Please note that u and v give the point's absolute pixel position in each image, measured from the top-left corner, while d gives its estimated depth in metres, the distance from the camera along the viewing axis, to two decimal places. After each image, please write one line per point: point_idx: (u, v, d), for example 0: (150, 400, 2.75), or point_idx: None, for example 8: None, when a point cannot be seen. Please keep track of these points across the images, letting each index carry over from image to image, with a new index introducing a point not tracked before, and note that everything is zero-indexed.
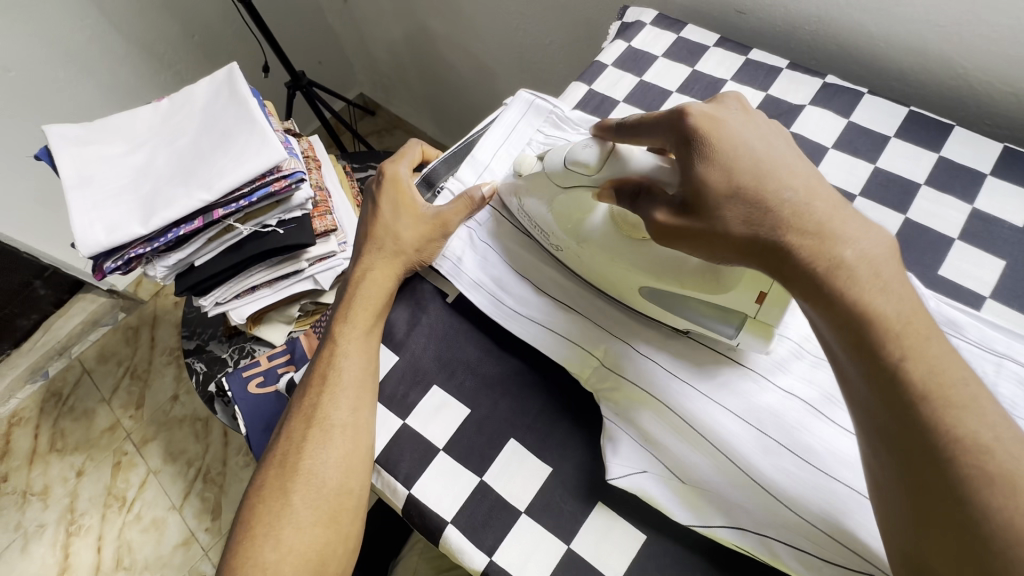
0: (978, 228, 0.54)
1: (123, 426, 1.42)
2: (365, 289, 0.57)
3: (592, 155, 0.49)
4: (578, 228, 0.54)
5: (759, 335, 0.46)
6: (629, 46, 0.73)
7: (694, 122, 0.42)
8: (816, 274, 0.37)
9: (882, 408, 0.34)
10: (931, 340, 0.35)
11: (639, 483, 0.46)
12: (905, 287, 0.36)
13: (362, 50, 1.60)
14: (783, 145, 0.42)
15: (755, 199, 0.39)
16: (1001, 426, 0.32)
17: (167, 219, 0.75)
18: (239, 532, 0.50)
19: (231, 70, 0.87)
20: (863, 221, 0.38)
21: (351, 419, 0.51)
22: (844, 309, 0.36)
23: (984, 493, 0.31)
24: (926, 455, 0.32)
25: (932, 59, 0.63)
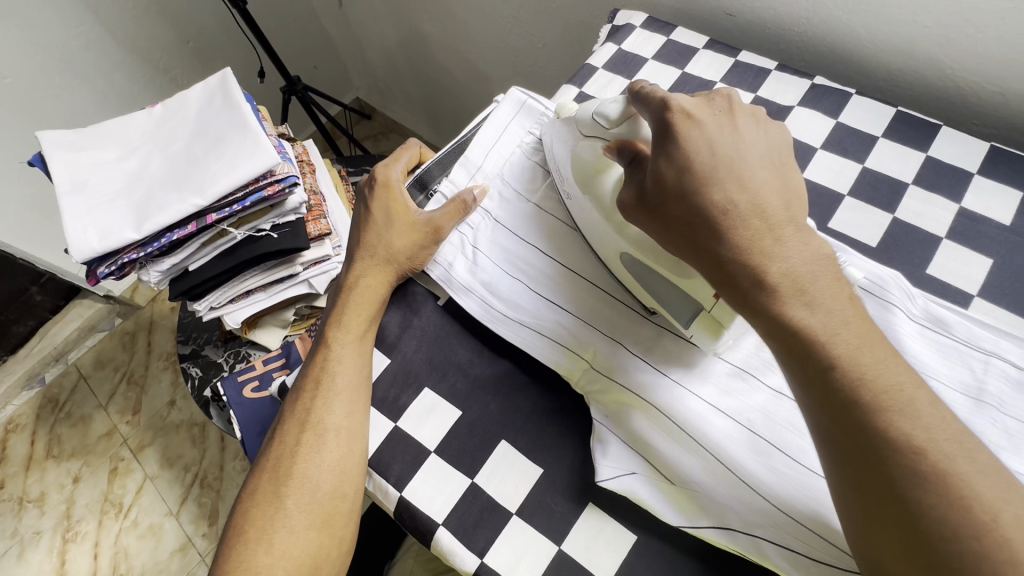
0: (965, 227, 0.55)
1: (119, 432, 1.42)
2: (359, 294, 0.57)
3: (616, 112, 0.50)
4: (592, 182, 0.54)
5: (709, 330, 0.48)
6: (620, 48, 0.73)
7: (666, 120, 0.43)
8: (742, 286, 0.39)
9: (820, 413, 0.35)
10: (864, 348, 0.35)
11: (628, 484, 0.46)
12: (836, 300, 0.37)
13: (357, 55, 1.61)
14: (746, 152, 0.42)
15: (697, 209, 0.41)
16: (936, 427, 0.33)
17: (160, 223, 0.75)
18: (231, 536, 0.50)
19: (224, 75, 0.87)
20: (803, 238, 0.39)
21: (346, 423, 0.51)
22: (774, 326, 0.38)
23: (916, 493, 0.31)
24: (864, 455, 0.33)
25: (919, 60, 0.63)
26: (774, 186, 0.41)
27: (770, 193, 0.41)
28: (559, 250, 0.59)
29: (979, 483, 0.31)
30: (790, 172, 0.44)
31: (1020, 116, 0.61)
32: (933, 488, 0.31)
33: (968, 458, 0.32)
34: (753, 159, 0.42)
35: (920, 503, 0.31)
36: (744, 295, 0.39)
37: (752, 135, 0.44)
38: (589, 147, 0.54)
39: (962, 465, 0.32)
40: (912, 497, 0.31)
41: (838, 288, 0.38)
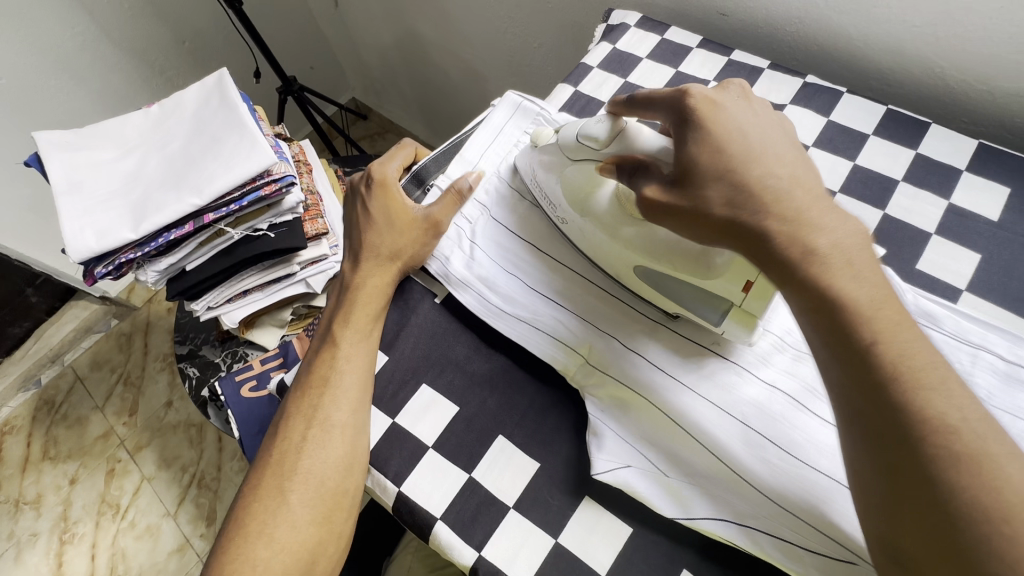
0: (953, 223, 0.56)
1: (116, 434, 1.42)
2: (365, 292, 0.58)
3: (603, 132, 0.52)
4: (586, 203, 0.55)
5: (744, 325, 0.47)
6: (614, 48, 0.74)
7: (692, 105, 0.44)
8: (791, 262, 0.38)
9: (856, 391, 0.35)
10: (902, 326, 0.36)
11: (623, 477, 0.46)
12: (875, 275, 0.38)
13: (353, 55, 1.61)
14: (771, 135, 0.43)
15: (736, 188, 0.40)
16: (968, 407, 0.33)
17: (157, 223, 0.76)
18: (232, 528, 0.50)
19: (220, 76, 0.87)
20: (840, 213, 0.40)
21: (350, 421, 0.52)
22: (816, 299, 0.37)
23: (951, 474, 0.31)
24: (900, 434, 0.33)
25: (908, 58, 0.64)
26: (803, 163, 0.42)
27: (803, 170, 0.42)
28: (556, 248, 0.60)
29: (1008, 466, 0.31)
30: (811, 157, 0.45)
31: (1007, 113, 0.62)
32: (966, 469, 0.31)
33: (998, 437, 0.32)
34: (778, 140, 0.43)
35: (950, 483, 0.31)
36: (787, 272, 0.39)
37: (773, 119, 0.45)
38: (578, 171, 0.56)
39: (993, 444, 0.32)
40: (941, 477, 0.32)
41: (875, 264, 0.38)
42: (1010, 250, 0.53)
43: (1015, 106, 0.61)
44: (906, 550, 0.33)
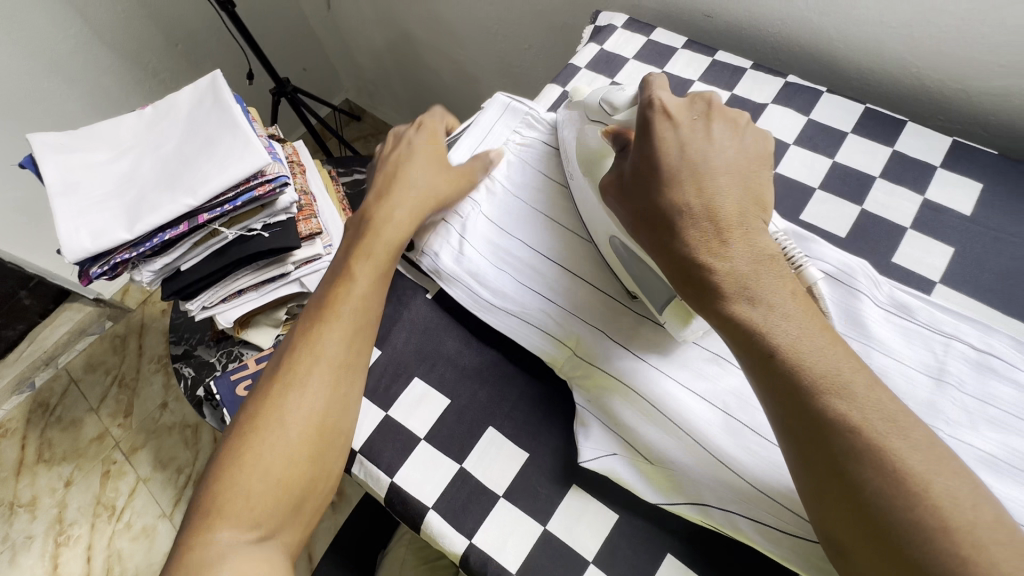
0: (928, 217, 0.57)
1: (111, 435, 1.42)
2: (391, 231, 0.58)
3: (622, 101, 0.52)
4: (594, 166, 0.55)
5: (679, 317, 0.49)
6: (602, 48, 0.76)
7: (646, 116, 0.47)
8: (693, 282, 0.42)
9: (771, 396, 0.38)
10: (806, 337, 0.38)
11: (609, 465, 0.48)
12: (779, 293, 0.40)
13: (346, 57, 1.62)
14: (715, 158, 0.45)
15: (657, 203, 0.44)
16: (870, 408, 0.35)
17: (152, 224, 0.76)
18: (221, 455, 0.46)
19: (214, 77, 0.89)
20: (751, 240, 0.42)
21: (357, 353, 0.52)
22: (721, 318, 0.41)
23: (854, 465, 0.34)
24: (808, 432, 0.36)
25: (886, 58, 0.66)
26: (736, 193, 0.44)
27: (729, 198, 0.43)
28: (546, 242, 0.60)
29: (910, 457, 0.33)
30: (760, 184, 0.45)
31: (981, 111, 0.64)
32: (868, 462, 0.33)
33: (900, 434, 0.34)
34: (718, 164, 0.45)
35: (861, 475, 0.33)
36: (694, 283, 0.42)
37: (727, 142, 0.46)
38: (592, 133, 0.56)
39: (894, 440, 0.34)
40: (849, 470, 0.34)
41: (780, 280, 0.41)
42: (982, 243, 0.55)
43: (988, 104, 0.63)
44: (839, 538, 0.34)
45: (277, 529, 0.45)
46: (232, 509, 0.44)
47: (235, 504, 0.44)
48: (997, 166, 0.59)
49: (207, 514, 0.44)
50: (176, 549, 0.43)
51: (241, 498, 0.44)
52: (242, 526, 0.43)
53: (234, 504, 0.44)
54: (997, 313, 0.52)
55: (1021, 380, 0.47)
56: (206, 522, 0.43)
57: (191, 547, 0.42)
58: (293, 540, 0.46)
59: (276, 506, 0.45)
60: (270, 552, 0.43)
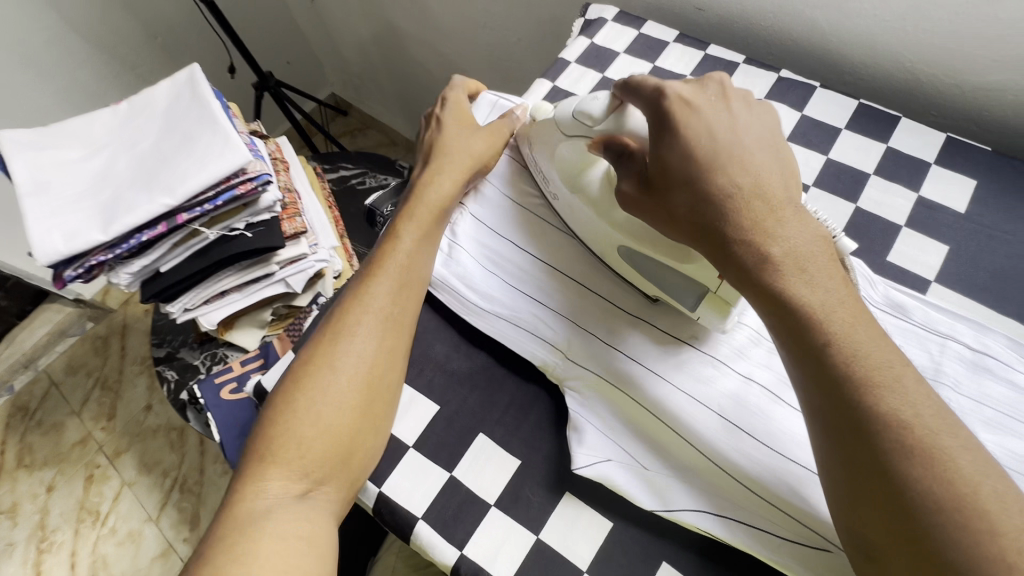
0: (923, 215, 0.57)
1: (94, 439, 1.39)
2: (433, 195, 0.58)
3: (599, 110, 0.49)
4: (577, 180, 0.55)
5: (717, 310, 0.48)
6: (592, 42, 0.74)
7: (666, 106, 0.44)
8: (746, 267, 0.41)
9: (817, 389, 0.38)
10: (857, 327, 0.38)
11: (604, 471, 0.47)
12: (831, 280, 0.39)
13: (331, 50, 1.59)
14: (746, 136, 0.43)
15: (701, 196, 0.42)
16: (922, 404, 0.36)
17: (128, 224, 0.74)
18: (274, 406, 0.47)
19: (192, 71, 0.85)
20: (801, 219, 0.41)
21: (402, 315, 0.52)
22: (771, 301, 0.40)
23: (904, 464, 0.34)
24: (855, 429, 0.36)
25: (880, 53, 0.65)
26: (775, 169, 0.43)
27: (770, 174, 0.42)
28: (539, 245, 0.59)
29: (960, 457, 0.34)
30: (790, 155, 0.44)
31: (974, 107, 0.63)
32: (919, 464, 0.34)
33: (951, 433, 0.35)
34: (751, 142, 0.43)
35: (908, 473, 0.34)
36: (745, 272, 0.41)
37: (751, 120, 0.45)
38: (572, 148, 0.54)
39: (944, 438, 0.34)
40: (899, 470, 0.34)
41: (833, 268, 0.40)
42: (977, 241, 0.55)
43: (981, 100, 0.62)
44: (873, 539, 0.35)
45: (322, 482, 0.45)
46: (286, 456, 0.45)
47: (284, 453, 0.45)
48: (991, 163, 0.58)
49: (261, 459, 0.45)
50: (230, 492, 0.45)
51: (291, 447, 0.45)
52: (291, 475, 0.44)
53: (284, 453, 0.45)
54: (992, 312, 0.52)
55: (1017, 381, 0.46)
56: (258, 469, 0.45)
57: (245, 489, 0.44)
58: (338, 495, 0.46)
59: (323, 459, 0.45)
60: (314, 504, 0.44)
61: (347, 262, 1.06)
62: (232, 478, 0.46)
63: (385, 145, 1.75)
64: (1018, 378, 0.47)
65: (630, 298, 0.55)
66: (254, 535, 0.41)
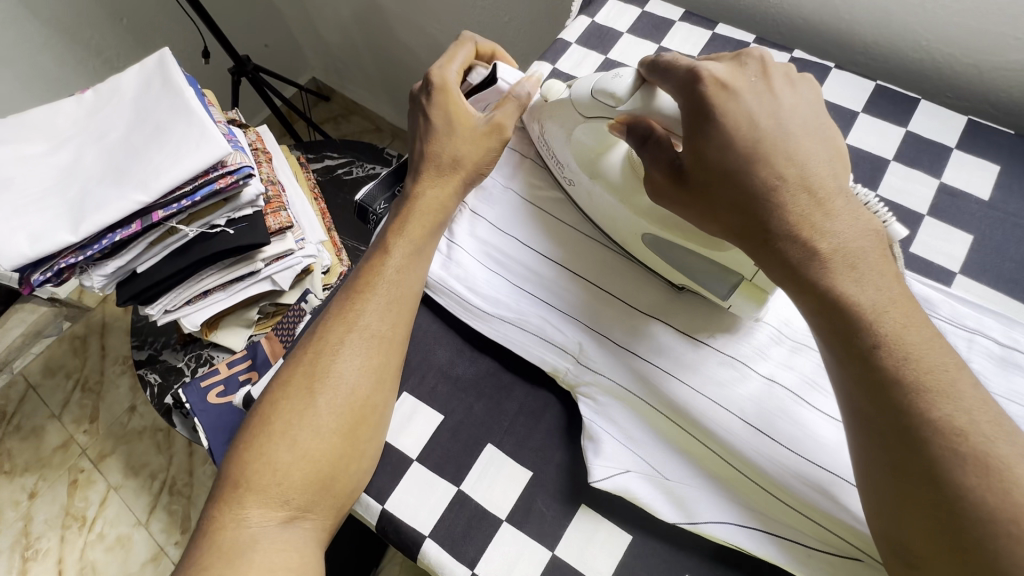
0: (946, 203, 0.54)
1: (77, 442, 1.33)
2: (423, 205, 0.53)
3: (623, 89, 0.46)
4: (595, 165, 0.52)
5: (752, 299, 0.46)
6: (593, 21, 0.69)
7: (706, 91, 0.40)
8: (791, 265, 0.38)
9: (860, 393, 0.34)
10: (911, 329, 0.35)
11: (624, 484, 0.44)
12: (882, 277, 0.36)
13: (311, 31, 1.51)
14: (789, 123, 0.40)
15: (741, 187, 0.39)
16: (978, 410, 0.32)
17: (99, 224, 0.68)
18: (251, 429, 0.45)
19: (162, 56, 0.79)
20: (852, 213, 0.38)
21: (391, 331, 0.48)
22: (818, 300, 0.37)
23: (959, 472, 0.31)
24: (904, 436, 0.33)
25: (896, 32, 0.62)
26: (821, 156, 0.39)
27: (819, 160, 0.39)
28: (545, 243, 0.55)
29: (1019, 465, 0.31)
30: (835, 133, 0.42)
31: (993, 89, 0.61)
32: (972, 469, 0.31)
33: (1008, 438, 0.32)
34: (796, 127, 0.40)
35: (962, 484, 0.31)
36: (791, 270, 0.38)
37: (795, 100, 0.42)
38: (589, 130, 0.52)
39: (1002, 446, 0.31)
40: (949, 478, 0.31)
41: (884, 266, 0.37)
42: (1002, 230, 0.53)
43: (1002, 81, 0.59)
44: (916, 551, 0.32)
45: (306, 510, 0.43)
46: (261, 484, 0.42)
47: (262, 480, 0.42)
48: (1014, 147, 0.56)
49: (236, 486, 0.42)
50: (208, 517, 0.42)
51: (269, 474, 0.42)
52: (271, 503, 0.42)
53: (262, 480, 0.42)
54: (1020, 304, 0.50)
55: None
56: (237, 494, 0.42)
57: (222, 517, 0.42)
58: (325, 521, 0.44)
59: (305, 487, 0.43)
60: (295, 534, 0.42)
61: (336, 256, 1.02)
62: (210, 502, 0.43)
63: (371, 131, 1.69)
64: None
65: (645, 295, 0.52)
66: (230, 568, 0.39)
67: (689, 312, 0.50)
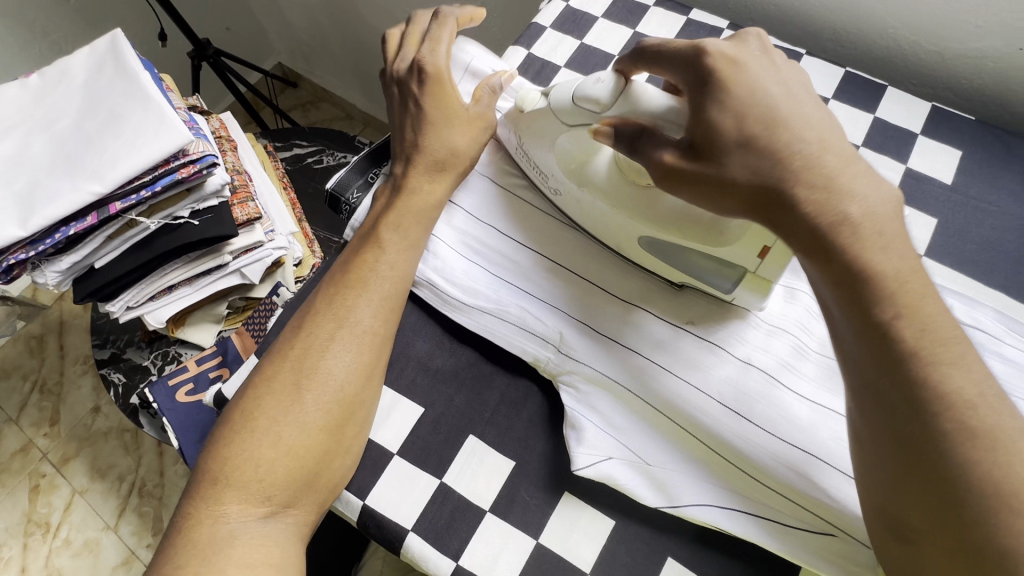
0: (912, 187, 0.56)
1: (37, 447, 1.27)
2: (401, 195, 0.52)
3: (605, 93, 0.45)
4: (582, 174, 0.50)
5: (758, 290, 0.46)
6: (568, 5, 0.68)
7: (710, 65, 0.39)
8: (820, 236, 0.36)
9: (872, 367, 0.35)
10: (927, 299, 0.35)
11: (606, 471, 0.44)
12: (903, 247, 0.36)
13: (275, 14, 1.45)
14: (797, 91, 0.39)
15: (763, 150, 0.37)
16: (984, 381, 0.33)
17: (51, 217, 0.64)
18: (230, 424, 0.43)
19: (114, 37, 0.75)
20: (874, 177, 0.37)
21: (382, 329, 0.47)
22: (842, 275, 0.36)
23: (959, 447, 0.32)
24: (914, 411, 0.33)
25: (865, 20, 0.63)
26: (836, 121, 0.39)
27: (830, 127, 0.38)
28: (525, 232, 0.55)
29: (984, 452, 0.32)
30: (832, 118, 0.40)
31: (953, 77, 0.62)
32: (975, 443, 0.32)
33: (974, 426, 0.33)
34: (801, 95, 0.39)
35: (961, 458, 0.32)
36: (819, 238, 0.36)
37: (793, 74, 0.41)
38: (572, 138, 0.50)
39: (968, 434, 0.32)
40: (950, 452, 0.32)
41: (901, 233, 0.36)
42: (964, 213, 0.55)
43: (964, 70, 0.61)
44: (911, 521, 0.34)
45: (288, 505, 0.42)
46: (242, 480, 0.41)
47: (243, 476, 0.41)
48: (974, 132, 0.58)
49: (215, 482, 0.41)
50: (183, 512, 0.41)
51: (251, 471, 0.41)
52: (252, 499, 0.41)
53: (243, 476, 0.41)
54: (979, 285, 0.52)
55: (1007, 354, 0.46)
56: (215, 489, 0.41)
57: (198, 512, 0.41)
58: (308, 516, 0.43)
59: (288, 482, 0.42)
60: (277, 529, 0.41)
61: (308, 248, 0.99)
62: (184, 497, 0.42)
63: (341, 119, 1.64)
64: (1008, 351, 0.47)
65: (624, 283, 0.52)
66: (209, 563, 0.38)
67: (676, 305, 0.50)
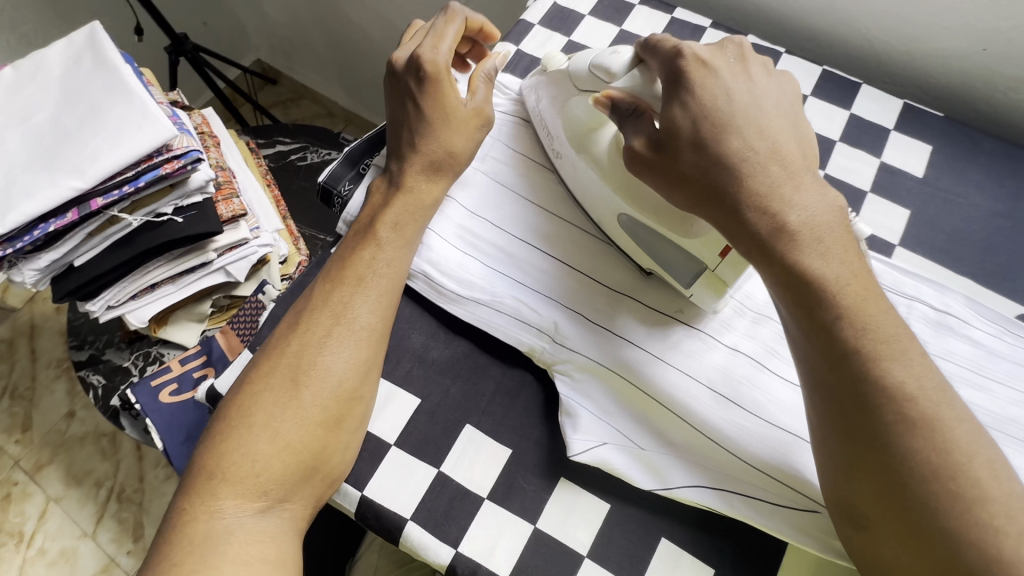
0: (885, 180, 0.59)
1: (8, 454, 1.23)
2: (394, 189, 0.52)
3: (619, 65, 0.47)
4: (584, 140, 0.52)
5: (712, 289, 0.47)
6: (555, 3, 0.69)
7: (683, 66, 0.43)
8: (760, 236, 0.39)
9: (821, 361, 0.37)
10: (870, 302, 0.37)
11: (601, 456, 0.46)
12: (845, 252, 0.39)
13: (255, 9, 1.43)
14: (764, 102, 0.42)
15: (710, 154, 0.40)
16: (926, 376, 0.35)
17: (29, 213, 0.63)
18: (226, 420, 0.43)
19: (92, 30, 0.73)
20: (821, 188, 0.40)
21: (380, 325, 0.47)
22: (786, 274, 0.39)
23: (899, 437, 0.34)
24: (860, 402, 0.35)
25: (840, 20, 0.65)
26: (792, 133, 0.42)
27: (787, 138, 0.41)
28: (518, 226, 0.56)
29: (956, 427, 0.34)
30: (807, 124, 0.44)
31: (922, 76, 0.65)
32: (917, 432, 0.34)
33: (947, 403, 0.35)
34: (769, 108, 0.43)
35: (907, 447, 0.34)
36: (761, 241, 0.39)
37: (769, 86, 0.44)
38: (582, 104, 0.52)
39: (942, 410, 0.34)
40: (895, 441, 0.34)
41: (846, 240, 0.39)
42: (934, 205, 0.57)
43: (931, 69, 0.64)
44: (863, 510, 0.35)
45: (284, 499, 0.42)
46: (238, 476, 0.41)
47: (239, 471, 0.41)
48: (943, 128, 0.61)
49: (211, 478, 0.41)
50: (177, 509, 0.41)
51: (248, 466, 0.41)
52: (248, 494, 0.41)
53: (239, 472, 0.41)
54: (949, 273, 0.54)
55: (975, 337, 0.49)
56: (210, 485, 0.41)
57: (193, 508, 0.40)
58: (303, 510, 0.43)
59: (285, 477, 0.42)
60: (273, 524, 0.41)
61: (293, 245, 0.98)
62: (179, 494, 0.42)
63: (323, 116, 1.62)
64: (976, 335, 0.49)
65: (616, 275, 0.53)
66: (205, 559, 0.38)
67: (665, 295, 0.52)
